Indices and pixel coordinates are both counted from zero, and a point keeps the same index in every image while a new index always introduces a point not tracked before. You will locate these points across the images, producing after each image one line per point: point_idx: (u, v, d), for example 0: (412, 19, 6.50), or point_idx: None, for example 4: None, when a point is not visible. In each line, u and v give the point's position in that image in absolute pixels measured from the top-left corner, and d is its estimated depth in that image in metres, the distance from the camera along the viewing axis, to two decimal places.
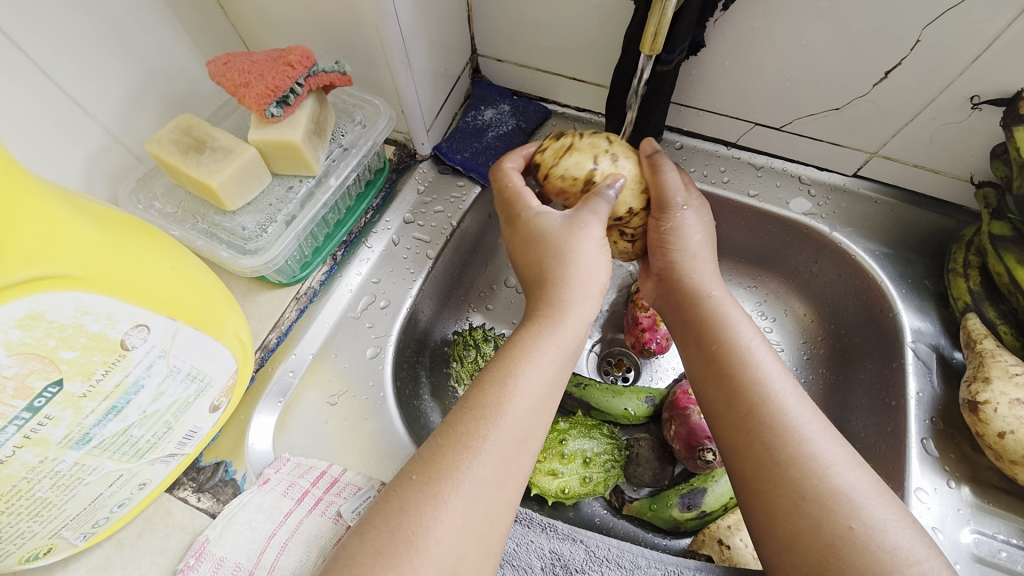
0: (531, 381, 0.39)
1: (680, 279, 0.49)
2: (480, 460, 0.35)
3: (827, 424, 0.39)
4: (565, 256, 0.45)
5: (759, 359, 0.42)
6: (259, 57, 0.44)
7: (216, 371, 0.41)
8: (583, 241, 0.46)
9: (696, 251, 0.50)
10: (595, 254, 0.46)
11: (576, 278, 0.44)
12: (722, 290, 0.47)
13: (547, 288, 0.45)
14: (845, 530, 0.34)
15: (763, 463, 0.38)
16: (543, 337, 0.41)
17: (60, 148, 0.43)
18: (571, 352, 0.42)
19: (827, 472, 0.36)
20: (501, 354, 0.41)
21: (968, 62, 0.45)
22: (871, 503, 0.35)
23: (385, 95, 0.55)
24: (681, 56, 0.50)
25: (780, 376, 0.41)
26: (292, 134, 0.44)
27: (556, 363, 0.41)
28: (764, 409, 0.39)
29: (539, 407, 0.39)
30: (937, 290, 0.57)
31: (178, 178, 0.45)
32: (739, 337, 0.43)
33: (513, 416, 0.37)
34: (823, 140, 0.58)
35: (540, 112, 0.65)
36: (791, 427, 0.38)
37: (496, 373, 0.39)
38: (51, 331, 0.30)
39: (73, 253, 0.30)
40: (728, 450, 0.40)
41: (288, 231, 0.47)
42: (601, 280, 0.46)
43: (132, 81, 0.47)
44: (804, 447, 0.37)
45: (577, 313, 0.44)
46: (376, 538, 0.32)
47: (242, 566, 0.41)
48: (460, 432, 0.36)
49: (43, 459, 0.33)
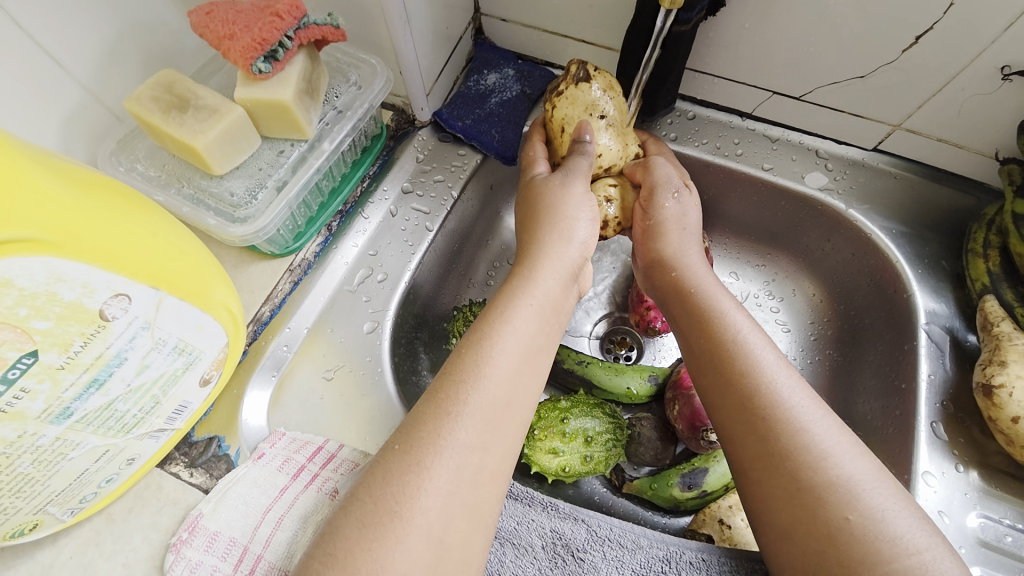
0: (510, 342, 0.37)
1: (665, 271, 0.48)
2: (463, 425, 0.33)
3: (825, 411, 0.38)
4: (551, 217, 0.45)
5: (751, 347, 0.40)
6: (245, 7, 0.41)
7: (205, 345, 0.39)
8: (572, 201, 0.45)
9: (683, 242, 0.49)
10: (578, 210, 0.45)
11: (554, 238, 0.44)
12: (710, 280, 0.46)
13: (528, 246, 0.44)
14: (839, 521, 0.33)
15: (758, 453, 0.36)
16: (518, 297, 0.40)
17: (31, 103, 0.40)
18: (547, 310, 0.41)
19: (823, 464, 0.34)
20: (478, 321, 0.39)
21: (1001, 29, 0.42)
22: (870, 492, 0.33)
23: (382, 54, 0.51)
24: (700, 16, 0.47)
25: (774, 364, 0.39)
26: (281, 93, 0.41)
27: (533, 323, 0.39)
28: (756, 399, 0.38)
29: (522, 368, 0.37)
30: (954, 270, 0.55)
31: (161, 140, 0.42)
32: (728, 328, 0.41)
33: (492, 379, 0.35)
34: (844, 111, 0.54)
35: (547, 78, 0.61)
36: (786, 418, 0.36)
37: (473, 336, 0.37)
38: (23, 299, 0.28)
39: (38, 213, 0.28)
40: (726, 438, 0.39)
41: (279, 197, 0.45)
42: (583, 237, 0.45)
43: (110, 33, 0.43)
44: (801, 438, 0.36)
45: (550, 267, 0.43)
46: (362, 511, 0.31)
47: (236, 541, 0.40)
48: (440, 397, 0.35)
49: (21, 434, 0.31)
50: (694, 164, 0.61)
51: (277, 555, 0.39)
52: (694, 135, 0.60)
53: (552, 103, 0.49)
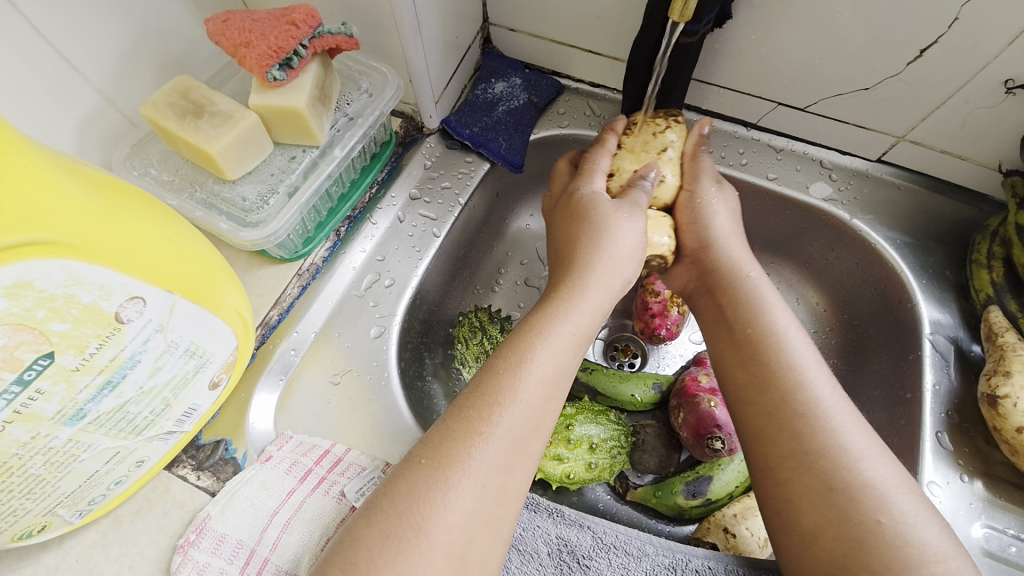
0: (544, 367, 0.37)
1: (708, 260, 0.48)
2: (492, 448, 0.33)
3: (857, 414, 0.38)
4: (600, 239, 0.44)
5: (794, 344, 0.40)
6: (261, 15, 0.42)
7: (216, 348, 0.39)
8: (620, 227, 0.44)
9: (728, 233, 0.49)
10: (632, 248, 0.44)
11: (604, 264, 0.43)
12: (757, 273, 0.46)
13: (574, 270, 0.43)
14: (872, 523, 0.33)
15: (789, 452, 0.36)
16: (557, 324, 0.40)
17: (48, 106, 0.40)
18: (582, 336, 0.41)
19: (857, 466, 0.35)
20: (515, 336, 0.39)
21: (1005, 44, 0.43)
22: (902, 498, 0.34)
23: (393, 62, 0.52)
24: (707, 29, 0.47)
25: (815, 362, 0.40)
26: (295, 100, 0.42)
27: (569, 351, 0.39)
28: (793, 398, 0.38)
29: (551, 393, 0.37)
30: (957, 281, 0.55)
31: (176, 145, 0.42)
32: (775, 322, 0.42)
33: (526, 403, 0.36)
34: (847, 122, 0.55)
35: (553, 87, 0.62)
36: (822, 417, 0.37)
37: (511, 357, 0.37)
38: (41, 301, 0.28)
39: (60, 217, 0.28)
40: (756, 433, 0.39)
41: (290, 203, 0.45)
42: (628, 275, 0.44)
43: (125, 39, 0.44)
44: (835, 438, 0.36)
45: (595, 297, 0.42)
46: (384, 522, 0.31)
47: (243, 543, 0.40)
48: (473, 418, 0.34)
49: (34, 435, 0.32)
50: None
51: (284, 559, 0.40)
52: None
53: (664, 125, 0.50)
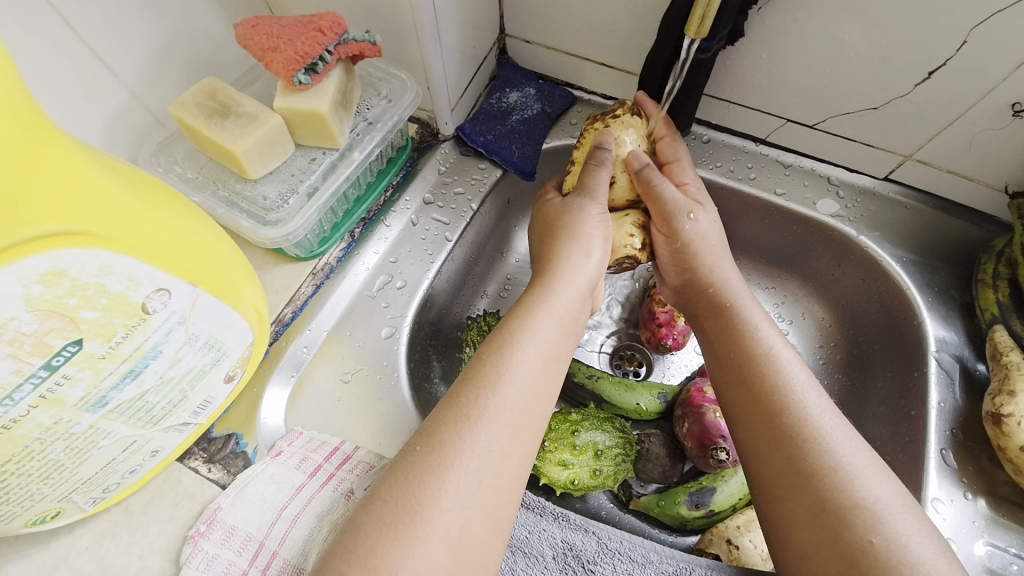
0: (531, 350, 0.38)
1: (698, 282, 0.48)
2: (482, 430, 0.34)
3: (853, 432, 0.38)
4: (575, 235, 0.45)
5: (782, 365, 0.41)
6: (288, 22, 0.43)
7: (233, 342, 0.40)
8: (589, 220, 0.46)
9: (716, 253, 0.49)
10: (597, 231, 0.46)
11: (574, 257, 0.45)
12: (745, 294, 0.46)
13: (548, 260, 0.45)
14: (863, 544, 0.32)
15: (783, 469, 0.37)
16: (537, 309, 0.41)
17: (81, 103, 0.42)
18: (563, 319, 0.41)
19: (850, 485, 0.35)
20: (496, 329, 0.40)
21: (1012, 68, 0.44)
22: (894, 517, 0.33)
23: (412, 70, 0.53)
24: (720, 45, 0.48)
25: (805, 384, 0.40)
26: (318, 104, 0.43)
27: (552, 334, 0.40)
28: (784, 419, 0.38)
29: (539, 378, 0.38)
30: (963, 300, 0.55)
31: (201, 143, 0.44)
32: (761, 344, 0.42)
33: (512, 385, 0.36)
34: (856, 140, 0.56)
35: (566, 98, 0.63)
36: (813, 438, 0.37)
37: (493, 344, 0.38)
38: (74, 289, 0.29)
39: (94, 209, 0.29)
40: (748, 449, 0.40)
41: (310, 203, 0.46)
42: (599, 255, 0.46)
43: (157, 41, 0.45)
44: (827, 459, 0.36)
45: (569, 281, 0.43)
46: (382, 510, 0.31)
47: (252, 536, 0.41)
48: (460, 402, 0.35)
49: (57, 421, 0.32)
50: (708, 186, 0.62)
51: (292, 553, 0.40)
52: (709, 158, 0.62)
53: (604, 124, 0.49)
